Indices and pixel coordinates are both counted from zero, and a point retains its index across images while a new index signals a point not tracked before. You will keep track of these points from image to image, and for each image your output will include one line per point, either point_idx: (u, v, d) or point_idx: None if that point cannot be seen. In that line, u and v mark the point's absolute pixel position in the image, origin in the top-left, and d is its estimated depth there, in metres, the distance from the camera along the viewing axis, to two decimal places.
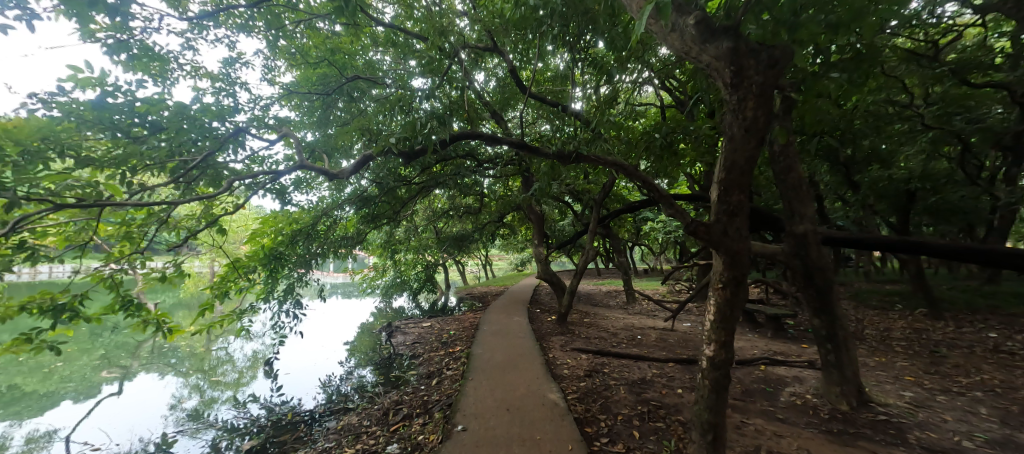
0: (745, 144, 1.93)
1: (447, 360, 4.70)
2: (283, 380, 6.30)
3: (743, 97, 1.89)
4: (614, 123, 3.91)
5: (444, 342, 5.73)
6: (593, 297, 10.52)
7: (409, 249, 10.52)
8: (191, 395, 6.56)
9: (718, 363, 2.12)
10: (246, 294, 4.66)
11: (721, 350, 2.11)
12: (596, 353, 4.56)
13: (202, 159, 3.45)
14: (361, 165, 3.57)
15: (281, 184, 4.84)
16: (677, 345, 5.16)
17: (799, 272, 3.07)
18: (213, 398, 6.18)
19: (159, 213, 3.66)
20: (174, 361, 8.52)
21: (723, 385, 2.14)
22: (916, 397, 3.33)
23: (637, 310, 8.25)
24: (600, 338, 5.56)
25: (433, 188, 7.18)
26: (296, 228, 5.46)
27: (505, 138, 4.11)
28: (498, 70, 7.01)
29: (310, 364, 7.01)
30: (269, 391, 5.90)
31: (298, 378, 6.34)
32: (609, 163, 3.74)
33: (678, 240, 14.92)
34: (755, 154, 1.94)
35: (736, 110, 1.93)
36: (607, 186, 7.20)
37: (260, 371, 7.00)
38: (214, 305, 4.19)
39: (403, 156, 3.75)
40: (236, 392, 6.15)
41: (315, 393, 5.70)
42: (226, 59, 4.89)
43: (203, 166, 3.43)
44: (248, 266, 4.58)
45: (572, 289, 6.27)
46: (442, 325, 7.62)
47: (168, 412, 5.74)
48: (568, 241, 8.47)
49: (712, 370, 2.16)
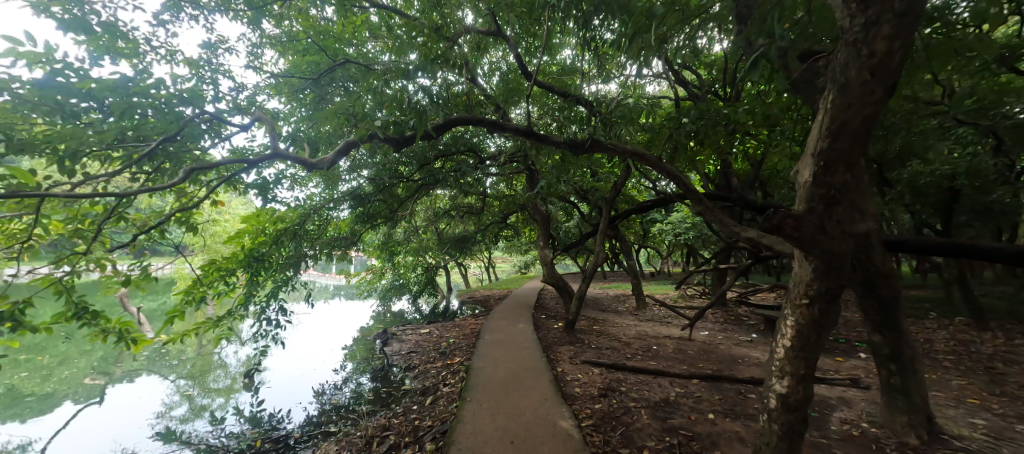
0: (865, 96, 1.64)
1: (444, 374, 4.25)
2: (272, 391, 5.90)
3: (876, 19, 1.54)
4: (633, 107, 3.48)
5: (442, 352, 5.28)
6: (601, 302, 10.01)
7: (409, 251, 10.14)
8: (178, 402, 6.19)
9: (792, 405, 2.00)
10: (226, 299, 4.21)
11: (798, 388, 1.98)
12: (610, 368, 4.09)
13: (164, 148, 3.04)
14: (343, 152, 3.13)
15: (263, 179, 4.44)
16: (699, 358, 4.65)
17: (857, 279, 2.55)
18: (198, 409, 5.72)
19: (117, 209, 3.24)
20: (163, 366, 8.12)
21: (797, 432, 2.01)
22: (991, 427, 2.84)
23: (649, 316, 7.78)
24: (611, 349, 5.08)
25: (433, 186, 6.74)
26: (282, 227, 5.02)
27: (509, 125, 3.68)
28: (502, 64, 6.79)
29: (303, 373, 6.60)
30: (256, 403, 5.50)
31: (287, 389, 5.91)
32: (628, 153, 3.30)
33: (687, 243, 14.44)
34: (875, 111, 1.66)
35: (858, 45, 1.61)
36: (618, 184, 6.73)
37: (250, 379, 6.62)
38: (186, 312, 3.76)
39: (390, 142, 3.28)
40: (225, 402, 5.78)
41: (305, 404, 5.27)
42: (205, 43, 4.49)
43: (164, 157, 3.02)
44: (226, 268, 4.15)
45: (581, 295, 5.81)
46: (441, 332, 7.20)
47: (152, 421, 5.37)
48: (575, 243, 8.00)
49: (785, 413, 2.02)
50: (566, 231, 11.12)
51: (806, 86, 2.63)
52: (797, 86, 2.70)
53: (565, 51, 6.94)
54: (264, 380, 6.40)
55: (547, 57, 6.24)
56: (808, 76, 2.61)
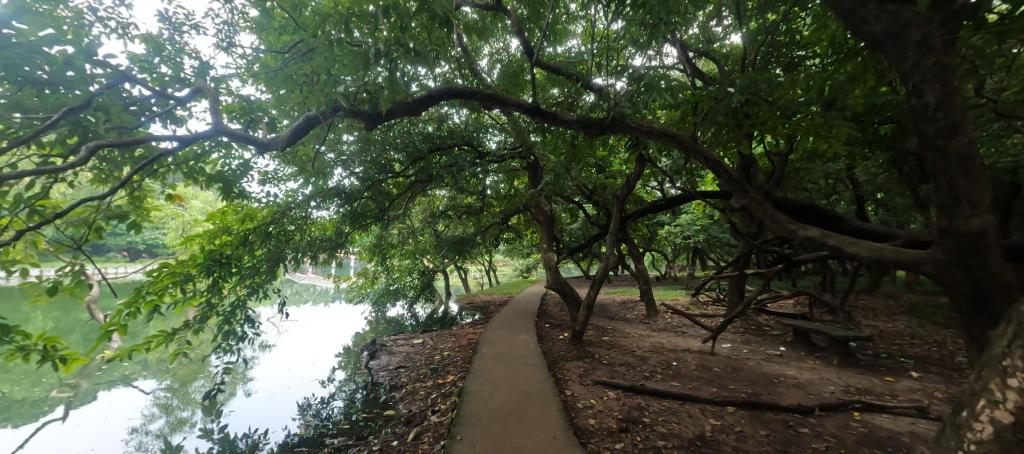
0: None
1: (434, 398, 3.65)
2: (257, 404, 5.36)
3: None
4: (662, 78, 2.87)
5: (434, 368, 4.68)
6: (608, 309, 9.39)
7: (405, 254, 9.58)
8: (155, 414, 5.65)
9: None
10: (187, 308, 3.66)
11: None
12: (627, 391, 3.51)
13: (75, 121, 2.39)
14: (303, 129, 2.55)
15: (231, 170, 3.90)
16: (727, 378, 4.04)
17: (965, 292, 1.98)
18: (168, 425, 5.14)
19: (27, 200, 2.62)
20: (134, 372, 7.47)
21: None
22: None
23: (662, 325, 7.19)
24: (625, 365, 4.49)
25: (428, 183, 6.18)
26: (252, 226, 4.44)
27: (512, 99, 3.19)
28: (504, 52, 6.28)
29: (290, 384, 6.06)
30: (236, 419, 4.96)
31: (270, 403, 5.36)
32: (655, 132, 2.97)
33: (695, 247, 13.87)
34: None
35: None
36: (631, 179, 6.04)
37: (236, 389, 6.09)
38: (127, 326, 3.13)
39: (355, 116, 2.59)
40: (206, 415, 5.26)
41: (288, 421, 4.73)
42: (165, 15, 3.93)
43: (69, 130, 2.35)
44: (182, 274, 3.54)
45: (589, 303, 5.22)
46: (436, 342, 6.60)
47: (127, 435, 4.83)
48: (582, 246, 7.38)
49: None
50: (570, 233, 10.53)
51: (892, 42, 2.03)
52: (878, 43, 2.10)
53: (571, 40, 6.42)
54: (245, 393, 5.84)
55: (551, 41, 5.71)
56: (894, 28, 2.01)
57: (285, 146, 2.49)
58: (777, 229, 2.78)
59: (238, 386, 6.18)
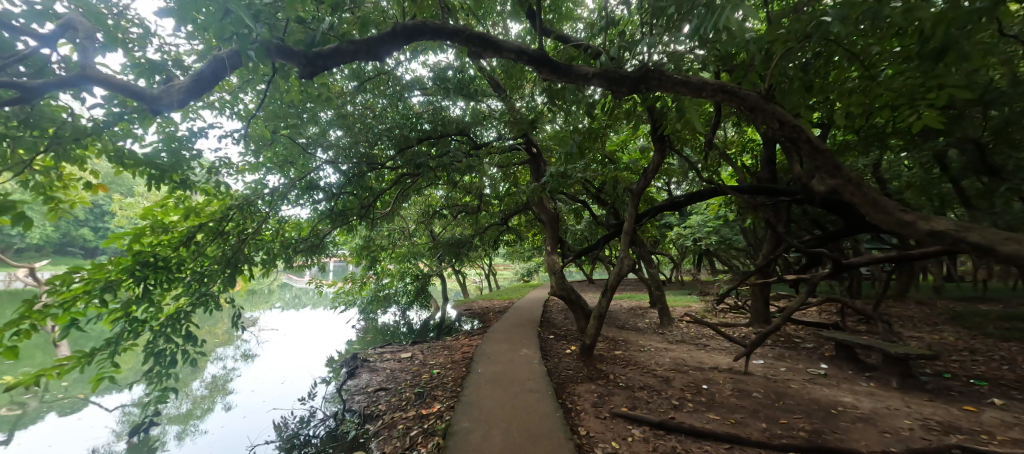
0: None
1: (414, 437, 2.94)
2: (239, 418, 4.75)
3: None
4: (718, 17, 2.11)
5: (419, 392, 3.94)
6: (617, 317, 8.64)
7: (397, 257, 8.86)
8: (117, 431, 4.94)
9: None
10: (115, 321, 2.97)
11: None
12: (658, 428, 2.79)
13: None
14: (204, 80, 2.39)
15: (169, 150, 3.19)
16: (775, 408, 3.30)
17: None
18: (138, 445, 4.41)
19: None
20: (90, 386, 6.66)
21: None
22: None
23: (680, 336, 6.46)
24: (646, 389, 3.76)
25: (417, 177, 5.50)
26: (198, 222, 3.73)
27: (510, 46, 2.59)
28: (501, 33, 5.59)
29: (274, 396, 5.44)
30: (202, 438, 4.29)
31: (246, 419, 4.70)
32: (710, 86, 2.36)
33: (705, 250, 13.17)
34: None
35: None
36: (647, 169, 5.29)
37: (214, 401, 5.44)
38: (18, 349, 2.37)
39: (285, 57, 2.19)
40: (178, 430, 4.61)
41: (258, 444, 4.06)
42: None
43: None
44: (98, 281, 2.82)
45: (600, 314, 4.48)
46: (426, 357, 5.88)
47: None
48: (591, 247, 6.63)
49: None
50: (575, 235, 9.77)
51: None
52: None
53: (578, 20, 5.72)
54: (223, 407, 5.16)
55: (554, 16, 5.01)
56: None
57: (183, 99, 2.37)
58: (883, 221, 2.14)
59: (215, 398, 5.52)
